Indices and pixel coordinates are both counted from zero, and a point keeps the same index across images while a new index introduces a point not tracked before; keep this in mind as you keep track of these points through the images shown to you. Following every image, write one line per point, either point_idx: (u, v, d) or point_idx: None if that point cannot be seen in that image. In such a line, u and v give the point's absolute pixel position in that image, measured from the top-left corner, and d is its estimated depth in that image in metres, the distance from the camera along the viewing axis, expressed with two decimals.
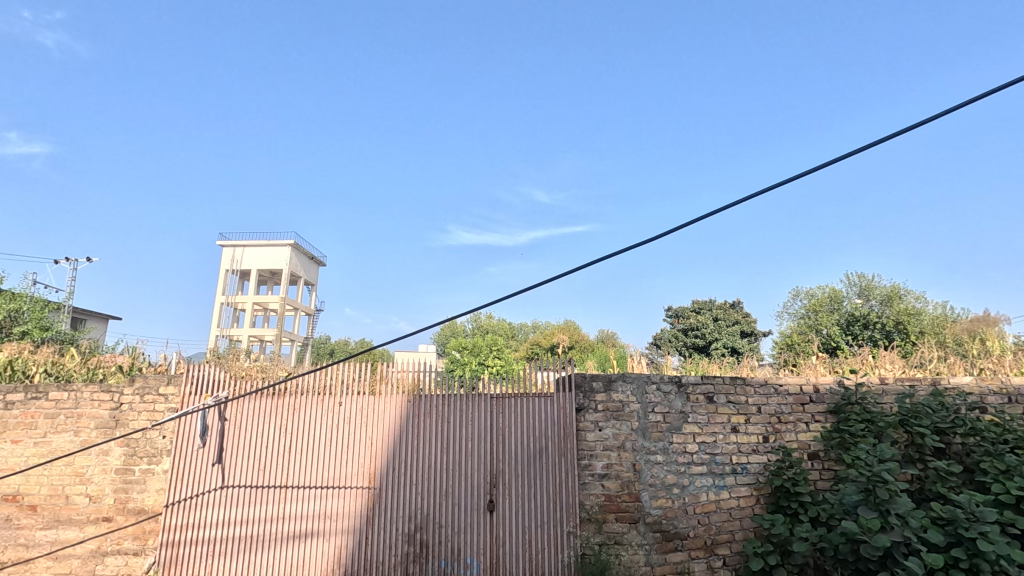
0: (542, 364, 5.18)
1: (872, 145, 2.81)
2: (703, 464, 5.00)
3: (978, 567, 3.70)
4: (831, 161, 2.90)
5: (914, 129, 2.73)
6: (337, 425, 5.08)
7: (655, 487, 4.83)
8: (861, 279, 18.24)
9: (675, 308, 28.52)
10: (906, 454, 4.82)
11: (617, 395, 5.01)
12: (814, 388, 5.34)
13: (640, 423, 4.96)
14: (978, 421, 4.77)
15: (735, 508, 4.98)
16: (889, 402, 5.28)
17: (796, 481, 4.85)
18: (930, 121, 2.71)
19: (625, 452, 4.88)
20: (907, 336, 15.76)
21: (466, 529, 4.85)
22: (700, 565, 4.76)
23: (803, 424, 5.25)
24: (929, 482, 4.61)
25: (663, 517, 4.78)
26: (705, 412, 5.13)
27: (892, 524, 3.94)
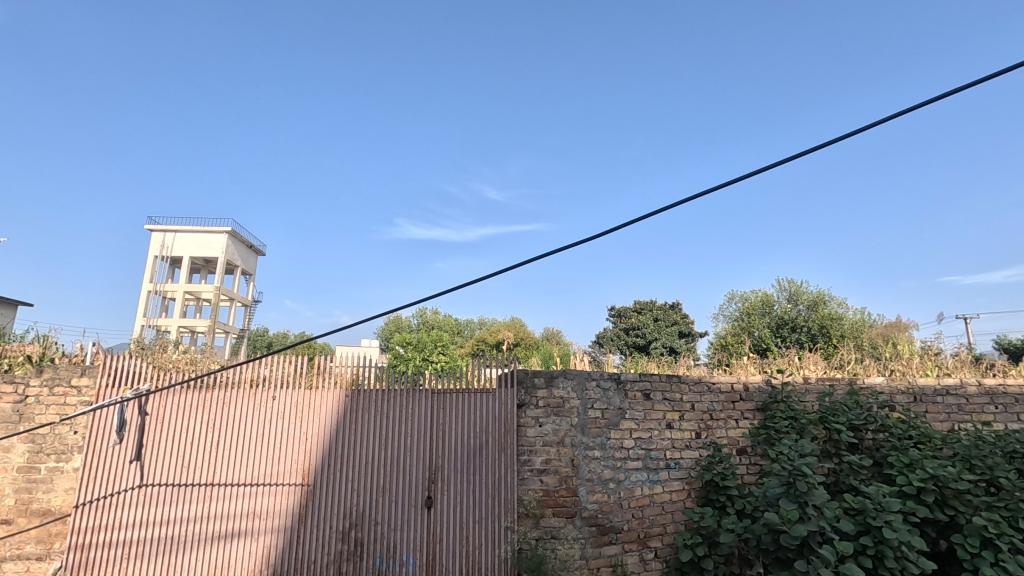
0: (488, 360, 5.17)
1: (821, 147, 3.12)
2: (639, 459, 5.14)
3: (882, 553, 3.99)
4: (790, 159, 3.19)
5: (858, 134, 3.06)
6: (269, 420, 4.88)
7: (592, 482, 4.93)
8: (791, 283, 19.33)
9: (618, 308, 29.28)
10: (824, 449, 5.13)
11: (558, 392, 5.07)
12: (744, 386, 5.60)
13: (580, 419, 5.05)
14: (887, 418, 5.16)
15: (667, 501, 5.15)
16: (811, 400, 5.63)
17: (725, 475, 5.06)
18: (866, 129, 3.05)
19: (564, 448, 4.95)
20: (829, 339, 16.91)
21: (403, 526, 4.78)
22: (633, 558, 4.89)
23: (733, 421, 5.49)
24: (843, 475, 4.91)
25: (599, 511, 4.88)
26: (642, 409, 5.27)
27: (809, 515, 4.16)
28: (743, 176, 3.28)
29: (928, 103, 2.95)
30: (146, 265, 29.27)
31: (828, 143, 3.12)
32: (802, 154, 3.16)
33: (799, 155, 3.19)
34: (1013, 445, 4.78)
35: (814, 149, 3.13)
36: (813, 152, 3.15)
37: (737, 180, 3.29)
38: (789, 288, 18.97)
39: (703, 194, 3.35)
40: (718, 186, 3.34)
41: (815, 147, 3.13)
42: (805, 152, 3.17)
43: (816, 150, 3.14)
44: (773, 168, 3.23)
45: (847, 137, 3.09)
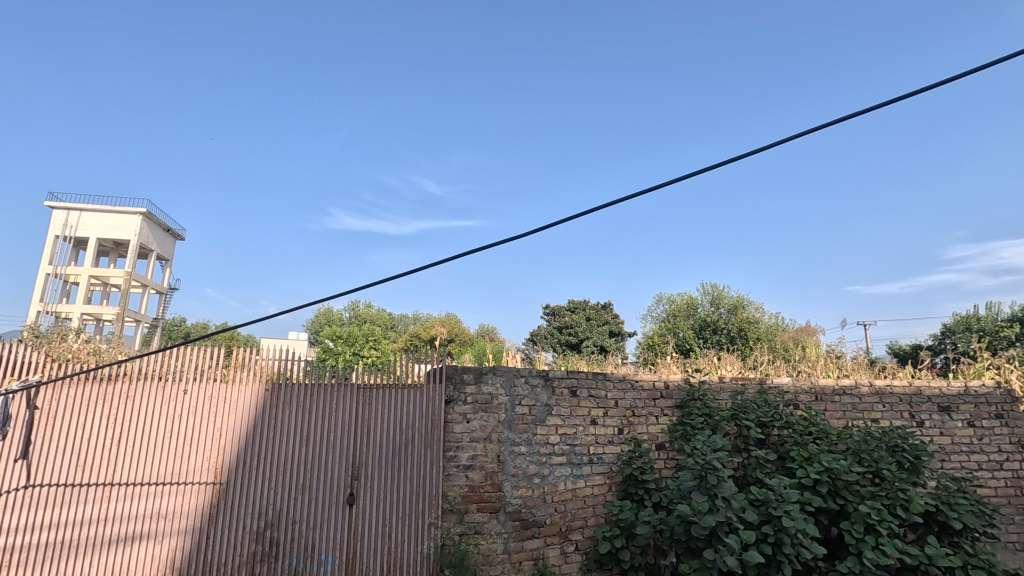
0: (421, 357, 5.13)
1: (743, 157, 3.54)
2: (563, 455, 5.26)
3: (780, 540, 4.31)
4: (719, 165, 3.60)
5: (776, 147, 3.48)
6: (179, 414, 4.59)
7: (516, 477, 4.99)
8: (714, 288, 20.44)
9: (552, 307, 29.77)
10: (735, 444, 5.45)
11: (487, 387, 5.10)
12: (665, 384, 5.86)
13: (507, 415, 5.10)
14: (791, 416, 5.55)
15: (589, 495, 5.30)
16: (725, 398, 5.98)
17: (644, 470, 5.27)
18: (782, 143, 3.46)
19: (490, 444, 4.98)
20: (746, 341, 18.03)
21: (322, 525, 4.64)
22: (554, 551, 5.00)
23: (653, 417, 5.73)
24: (750, 469, 5.24)
25: (523, 506, 4.96)
26: (568, 405, 5.39)
27: (718, 506, 4.41)
28: (682, 178, 3.65)
29: (837, 122, 3.37)
30: (45, 245, 26.68)
31: (756, 151, 3.52)
32: (729, 162, 3.58)
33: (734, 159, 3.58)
34: (897, 440, 5.27)
35: (738, 158, 3.55)
36: (737, 161, 3.58)
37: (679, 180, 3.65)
38: (712, 292, 19.99)
39: (648, 191, 3.69)
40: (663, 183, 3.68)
41: (744, 155, 3.54)
42: (738, 157, 3.57)
43: (740, 158, 3.56)
44: (704, 172, 3.62)
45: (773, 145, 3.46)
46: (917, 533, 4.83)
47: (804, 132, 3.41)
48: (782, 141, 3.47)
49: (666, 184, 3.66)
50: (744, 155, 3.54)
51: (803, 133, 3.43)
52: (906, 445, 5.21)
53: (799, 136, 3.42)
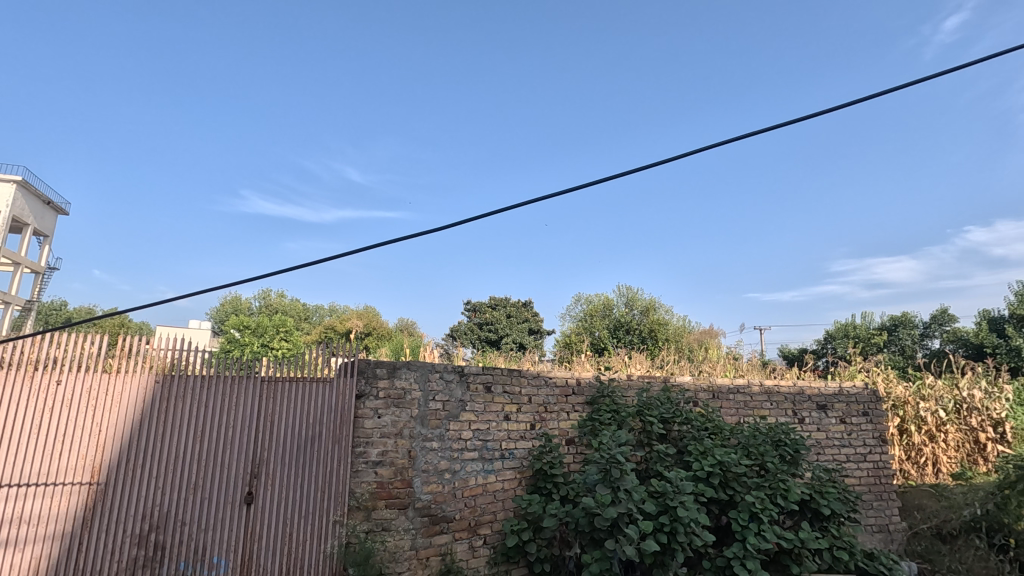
0: (336, 350, 4.95)
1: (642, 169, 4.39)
2: (475, 450, 5.28)
3: (675, 529, 4.58)
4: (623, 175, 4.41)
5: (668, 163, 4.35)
6: (51, 408, 4.13)
7: (427, 473, 4.95)
8: (629, 289, 21.36)
9: (473, 303, 29.84)
10: (639, 439, 5.73)
11: (400, 382, 5.01)
12: (577, 381, 6.04)
13: (420, 410, 5.04)
14: (690, 413, 5.91)
15: (499, 490, 5.36)
16: (632, 395, 6.27)
17: (553, 464, 5.41)
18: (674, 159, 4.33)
19: (401, 440, 4.90)
20: (656, 341, 18.98)
21: (216, 526, 4.36)
22: (462, 546, 5.02)
23: (565, 413, 5.90)
24: (652, 462, 5.53)
25: (432, 502, 4.93)
26: (482, 401, 5.42)
27: (620, 498, 4.61)
28: (596, 181, 4.44)
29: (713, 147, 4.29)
30: None
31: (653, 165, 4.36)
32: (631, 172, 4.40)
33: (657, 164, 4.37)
34: (780, 435, 5.75)
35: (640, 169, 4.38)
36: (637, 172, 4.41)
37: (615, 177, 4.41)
38: (627, 294, 20.83)
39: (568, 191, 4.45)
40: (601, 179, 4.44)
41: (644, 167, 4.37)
42: (639, 169, 4.40)
43: (640, 170, 4.39)
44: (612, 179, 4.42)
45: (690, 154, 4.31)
46: (793, 520, 5.33)
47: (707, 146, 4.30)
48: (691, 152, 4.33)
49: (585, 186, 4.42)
50: (644, 168, 4.39)
51: (709, 146, 4.30)
52: (788, 440, 5.71)
53: (686, 155, 4.30)
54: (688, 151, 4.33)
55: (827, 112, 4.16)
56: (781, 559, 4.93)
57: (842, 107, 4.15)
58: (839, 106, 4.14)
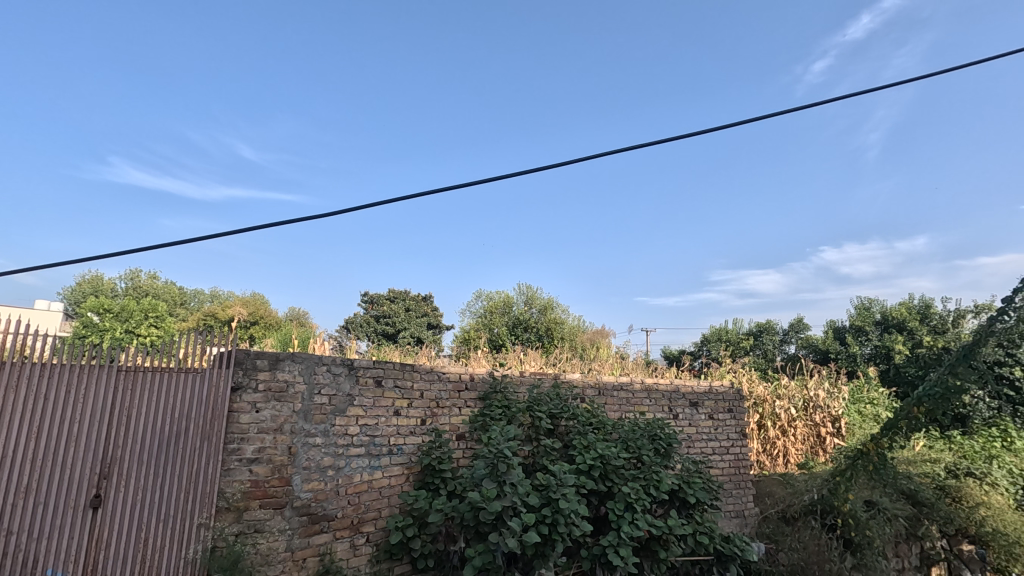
0: (212, 339, 4.55)
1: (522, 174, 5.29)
2: (362, 446, 5.12)
3: (556, 520, 4.76)
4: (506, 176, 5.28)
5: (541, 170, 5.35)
6: None
7: (308, 470, 4.72)
8: (529, 288, 21.87)
9: (371, 294, 28.96)
10: (527, 434, 5.89)
11: (282, 374, 4.72)
12: (470, 377, 6.07)
13: (303, 405, 4.79)
14: (577, 409, 6.17)
15: (385, 486, 5.24)
16: (523, 390, 6.41)
17: (442, 459, 5.38)
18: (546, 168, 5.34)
19: (281, 435, 4.63)
20: (552, 340, 19.63)
21: (52, 534, 3.80)
22: (343, 545, 4.84)
23: (457, 408, 5.90)
24: (538, 456, 5.70)
25: (313, 500, 4.71)
26: (371, 396, 5.26)
27: (505, 492, 4.70)
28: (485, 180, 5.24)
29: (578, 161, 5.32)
30: None
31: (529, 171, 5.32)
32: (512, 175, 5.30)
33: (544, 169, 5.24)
34: (656, 429, 6.16)
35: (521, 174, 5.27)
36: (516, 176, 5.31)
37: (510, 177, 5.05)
38: (527, 292, 21.27)
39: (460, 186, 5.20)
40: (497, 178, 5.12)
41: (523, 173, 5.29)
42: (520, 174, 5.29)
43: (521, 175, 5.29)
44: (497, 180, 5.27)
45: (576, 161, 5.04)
46: (664, 508, 5.74)
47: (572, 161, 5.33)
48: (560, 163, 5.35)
49: (474, 184, 5.21)
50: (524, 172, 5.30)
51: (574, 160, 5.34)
52: (662, 434, 6.13)
53: (557, 165, 5.31)
54: (559, 163, 5.33)
55: (663, 142, 5.36)
56: (650, 545, 5.29)
57: (673, 139, 5.37)
58: (672, 138, 5.37)
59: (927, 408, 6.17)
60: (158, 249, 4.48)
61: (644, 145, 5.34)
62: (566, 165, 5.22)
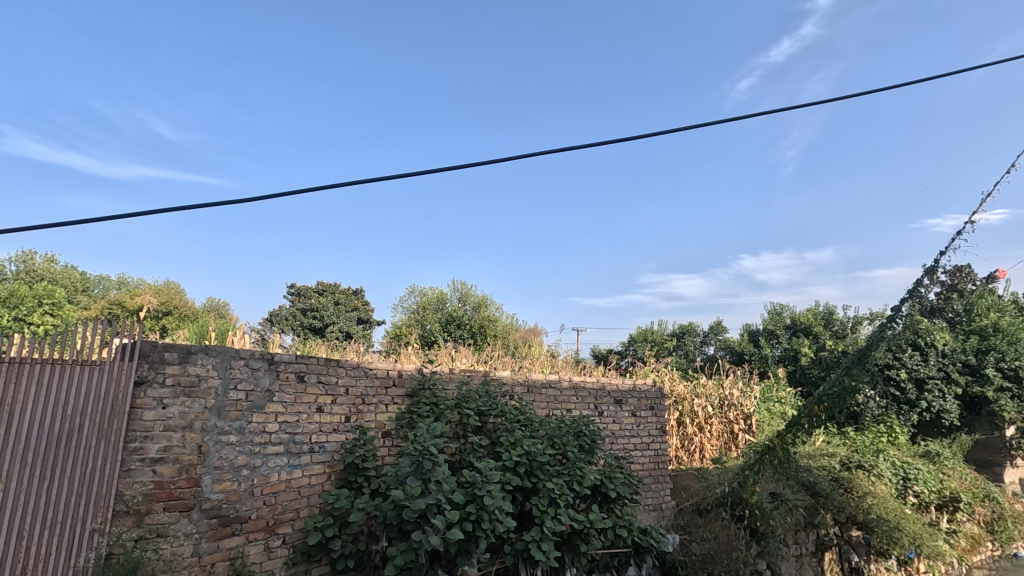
0: (118, 329, 4.20)
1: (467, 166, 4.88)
2: (280, 444, 4.90)
3: (480, 517, 4.76)
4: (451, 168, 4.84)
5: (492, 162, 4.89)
6: None
7: (220, 470, 4.47)
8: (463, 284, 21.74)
9: (298, 286, 27.84)
10: (455, 431, 5.85)
11: (193, 368, 4.43)
12: (398, 373, 5.97)
13: (216, 401, 4.52)
14: (505, 406, 6.20)
15: (304, 486, 5.04)
16: (452, 387, 6.38)
17: (366, 457, 5.26)
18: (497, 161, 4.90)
19: (190, 433, 4.34)
20: (484, 337, 19.65)
21: None
22: (256, 548, 4.62)
23: (383, 405, 5.78)
24: (465, 453, 5.68)
25: (224, 501, 4.46)
26: (292, 392, 5.05)
27: (429, 489, 4.65)
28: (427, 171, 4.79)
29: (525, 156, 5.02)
30: None
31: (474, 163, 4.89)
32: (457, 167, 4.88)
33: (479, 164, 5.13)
34: (581, 427, 6.31)
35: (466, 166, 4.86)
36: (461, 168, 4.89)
37: (444, 170, 4.91)
38: (461, 289, 21.16)
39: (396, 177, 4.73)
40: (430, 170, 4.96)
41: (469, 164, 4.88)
42: (464, 166, 4.91)
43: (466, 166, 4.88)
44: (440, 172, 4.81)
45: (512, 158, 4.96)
46: (586, 503, 5.89)
47: (520, 155, 5.03)
48: (508, 158, 5.00)
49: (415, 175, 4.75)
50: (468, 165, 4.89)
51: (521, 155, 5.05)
52: (587, 431, 6.28)
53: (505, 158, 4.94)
54: (506, 157, 4.99)
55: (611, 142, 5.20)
56: (572, 540, 5.43)
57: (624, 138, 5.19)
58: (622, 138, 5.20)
59: (826, 406, 6.70)
60: (48, 228, 3.76)
61: (592, 145, 5.19)
62: (502, 162, 5.14)
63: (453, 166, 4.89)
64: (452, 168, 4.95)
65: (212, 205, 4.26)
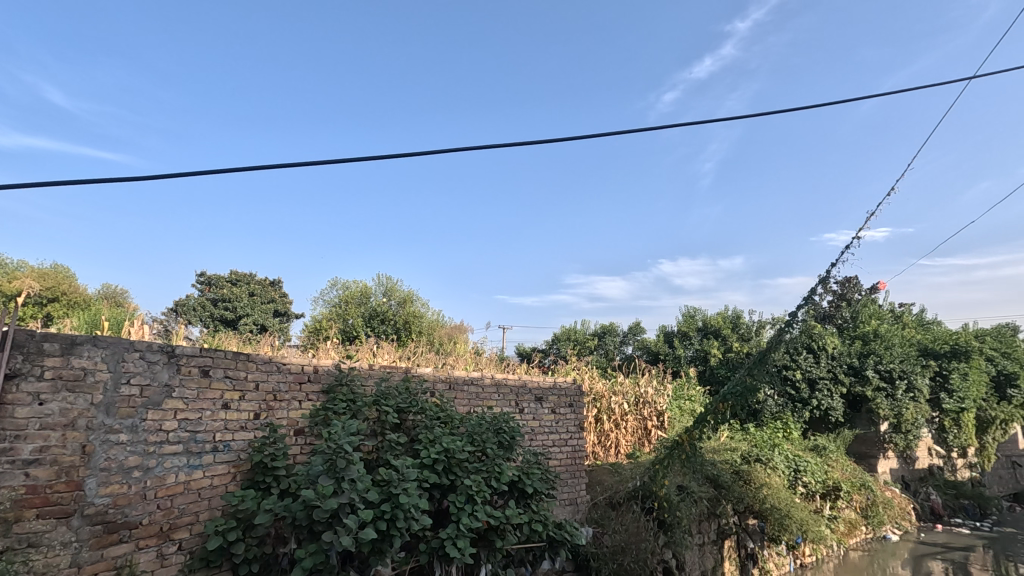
0: None
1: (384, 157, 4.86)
2: (179, 443, 4.57)
3: (395, 515, 4.68)
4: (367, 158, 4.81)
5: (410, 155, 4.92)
6: None
7: (107, 472, 4.09)
8: (388, 279, 21.11)
9: (208, 275, 26.05)
10: (372, 428, 5.71)
11: (77, 361, 4.02)
12: (314, 368, 5.73)
13: (105, 397, 4.14)
14: (425, 404, 6.12)
15: (205, 487, 4.73)
16: (371, 383, 6.22)
17: (275, 456, 5.02)
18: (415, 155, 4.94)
19: (73, 432, 3.94)
20: (408, 333, 19.31)
21: None
22: (147, 555, 4.28)
23: (296, 402, 5.53)
24: (383, 451, 5.56)
25: (111, 506, 4.09)
26: (195, 387, 4.72)
27: (342, 489, 4.50)
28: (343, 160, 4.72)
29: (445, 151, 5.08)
30: None
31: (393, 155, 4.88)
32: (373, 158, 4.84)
33: (407, 156, 5.05)
34: (501, 423, 6.34)
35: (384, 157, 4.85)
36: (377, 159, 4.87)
37: (363, 160, 4.86)
38: (386, 283, 20.67)
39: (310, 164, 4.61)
40: (355, 159, 4.81)
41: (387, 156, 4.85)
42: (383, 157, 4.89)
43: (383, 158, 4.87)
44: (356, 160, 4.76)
45: (432, 152, 5.03)
46: (503, 499, 5.93)
47: (441, 151, 5.07)
48: (428, 152, 5.04)
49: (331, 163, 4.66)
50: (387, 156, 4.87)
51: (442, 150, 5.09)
52: (507, 428, 6.32)
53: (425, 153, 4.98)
54: (426, 151, 5.02)
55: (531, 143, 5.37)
56: (488, 535, 5.45)
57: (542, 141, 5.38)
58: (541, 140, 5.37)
59: (729, 404, 7.16)
60: None
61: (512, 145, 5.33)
62: (425, 155, 5.15)
63: (373, 156, 4.88)
64: (378, 158, 4.83)
65: (105, 181, 3.93)
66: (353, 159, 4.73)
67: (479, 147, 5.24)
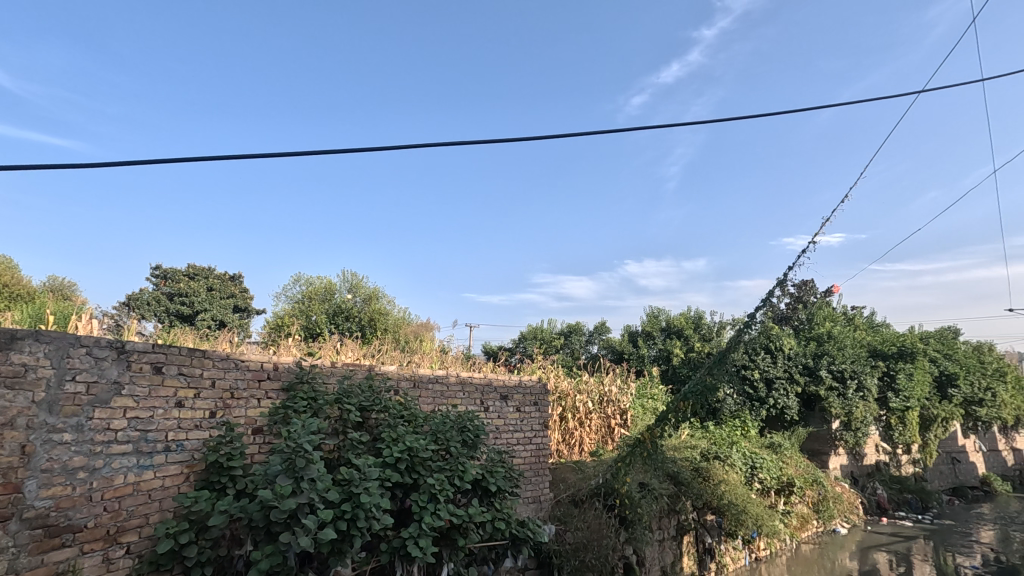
0: None
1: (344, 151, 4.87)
2: (128, 443, 4.38)
3: (356, 515, 4.61)
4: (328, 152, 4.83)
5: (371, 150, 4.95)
6: None
7: (49, 473, 3.89)
8: (353, 275, 20.77)
9: (164, 268, 25.10)
10: (334, 427, 5.60)
11: (18, 357, 3.81)
12: (273, 365, 5.58)
13: (47, 394, 3.94)
14: (389, 402, 6.04)
15: (156, 489, 4.55)
16: (333, 381, 6.11)
17: (231, 456, 4.87)
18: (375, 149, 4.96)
19: (11, 432, 3.73)
20: (373, 331, 19.03)
21: None
22: (92, 560, 4.09)
23: (254, 400, 5.38)
24: (344, 450, 5.46)
25: (53, 509, 3.90)
26: (146, 384, 4.54)
27: (301, 489, 4.41)
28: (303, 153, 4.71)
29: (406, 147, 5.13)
30: None
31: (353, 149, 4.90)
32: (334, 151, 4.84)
33: (369, 150, 5.03)
34: (465, 422, 6.31)
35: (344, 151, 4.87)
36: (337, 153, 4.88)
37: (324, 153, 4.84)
38: (351, 280, 20.33)
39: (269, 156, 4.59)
40: (316, 152, 4.77)
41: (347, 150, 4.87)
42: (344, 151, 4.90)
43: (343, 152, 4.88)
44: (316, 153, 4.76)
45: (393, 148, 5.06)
46: (466, 497, 5.92)
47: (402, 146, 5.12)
48: (390, 147, 5.07)
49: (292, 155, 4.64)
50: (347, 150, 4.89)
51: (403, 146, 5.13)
52: (471, 426, 6.30)
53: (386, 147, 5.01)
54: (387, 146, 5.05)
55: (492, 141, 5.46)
56: (450, 534, 5.43)
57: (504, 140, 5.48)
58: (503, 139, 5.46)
59: (689, 402, 7.33)
60: None
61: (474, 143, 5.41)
62: (388, 150, 5.15)
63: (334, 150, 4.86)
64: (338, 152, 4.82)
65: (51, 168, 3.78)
66: (313, 152, 4.71)
67: (442, 144, 5.28)
